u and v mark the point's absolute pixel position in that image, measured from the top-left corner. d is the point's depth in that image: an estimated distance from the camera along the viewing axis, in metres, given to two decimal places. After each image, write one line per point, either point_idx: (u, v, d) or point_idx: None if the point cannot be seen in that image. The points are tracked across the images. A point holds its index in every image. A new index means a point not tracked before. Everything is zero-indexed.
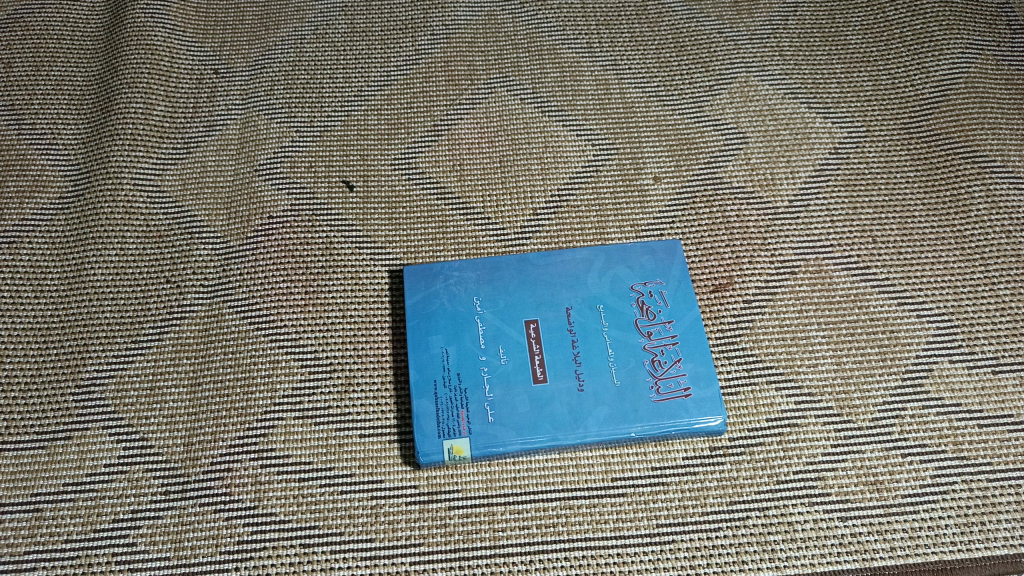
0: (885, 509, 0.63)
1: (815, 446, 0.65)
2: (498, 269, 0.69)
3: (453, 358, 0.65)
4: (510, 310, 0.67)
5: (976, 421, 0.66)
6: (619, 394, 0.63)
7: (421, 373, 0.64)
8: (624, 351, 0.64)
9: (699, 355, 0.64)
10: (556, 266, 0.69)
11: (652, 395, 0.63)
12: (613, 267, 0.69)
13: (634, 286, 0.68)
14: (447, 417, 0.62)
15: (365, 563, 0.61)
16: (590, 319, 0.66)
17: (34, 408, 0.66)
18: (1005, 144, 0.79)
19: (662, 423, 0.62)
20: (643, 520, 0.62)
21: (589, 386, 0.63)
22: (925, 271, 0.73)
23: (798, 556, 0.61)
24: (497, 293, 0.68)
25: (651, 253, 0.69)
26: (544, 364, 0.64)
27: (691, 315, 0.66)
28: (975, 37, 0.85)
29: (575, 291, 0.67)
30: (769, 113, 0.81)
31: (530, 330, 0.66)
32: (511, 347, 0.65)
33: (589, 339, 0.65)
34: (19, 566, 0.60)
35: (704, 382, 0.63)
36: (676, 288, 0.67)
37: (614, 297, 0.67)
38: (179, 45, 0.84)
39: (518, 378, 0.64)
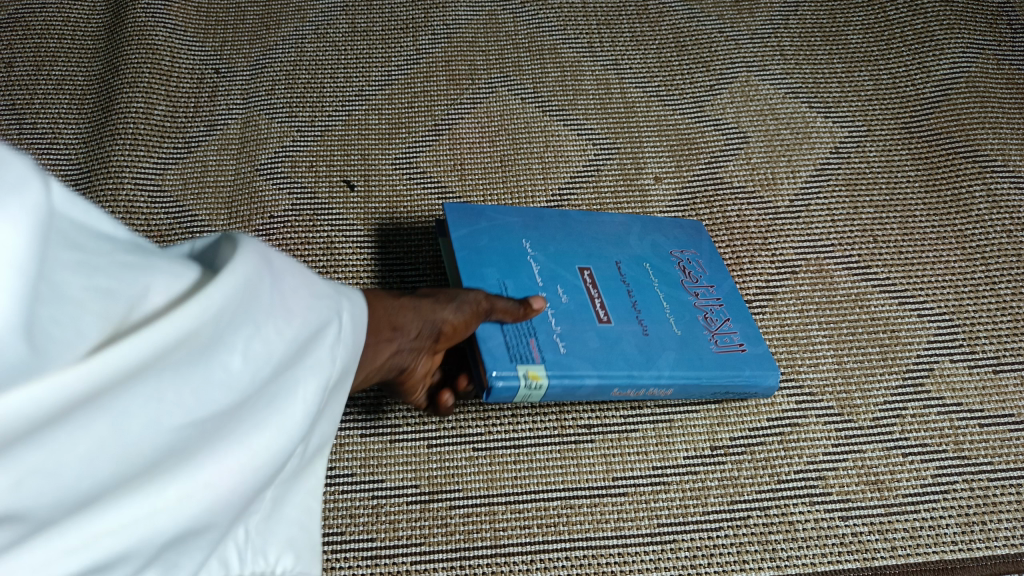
0: (885, 509, 0.63)
1: (816, 445, 0.65)
2: (541, 223, 0.68)
3: (512, 291, 0.62)
4: (560, 257, 0.65)
5: (976, 421, 0.66)
6: (682, 340, 0.62)
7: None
8: (680, 305, 0.65)
9: (743, 315, 0.65)
10: (597, 226, 0.69)
11: (711, 346, 0.62)
12: (648, 234, 0.70)
13: (673, 251, 0.69)
14: (517, 346, 0.58)
15: (365, 562, 0.60)
16: (639, 274, 0.66)
17: None
18: (1005, 144, 0.79)
19: (724, 373, 0.61)
20: (644, 520, 0.62)
21: (654, 330, 0.62)
22: (925, 271, 0.73)
23: (799, 555, 0.61)
24: (545, 242, 0.66)
25: (679, 227, 0.71)
26: (606, 305, 0.63)
27: (727, 284, 0.68)
28: (976, 37, 0.85)
29: (620, 248, 0.68)
30: (769, 113, 0.81)
31: (585, 277, 0.64)
32: (569, 288, 0.63)
33: (642, 292, 0.65)
34: None
35: (754, 341, 0.64)
36: (709, 256, 0.69)
37: (658, 257, 0.68)
38: (180, 45, 0.84)
39: (584, 315, 0.61)
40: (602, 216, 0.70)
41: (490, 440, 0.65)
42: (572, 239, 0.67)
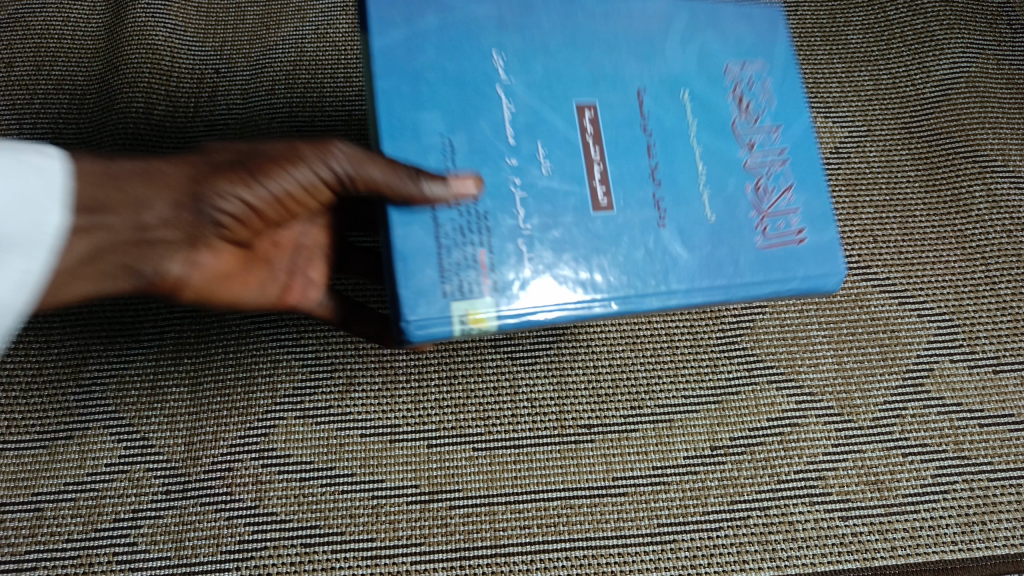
0: (886, 509, 0.63)
1: (816, 445, 0.65)
2: (550, 38, 0.52)
3: (462, 147, 0.49)
4: (558, 102, 0.51)
5: (977, 421, 0.66)
6: (715, 231, 0.50)
7: (423, 141, 0.48)
8: (716, 166, 0.52)
9: (811, 180, 0.53)
10: (616, 15, 0.54)
11: (756, 238, 0.50)
12: (699, 35, 0.54)
13: (729, 66, 0.54)
14: (454, 263, 0.46)
15: (365, 562, 0.61)
16: (676, 84, 0.53)
17: (35, 407, 0.65)
18: (1005, 145, 0.80)
19: (772, 274, 0.50)
20: (644, 520, 0.62)
21: (673, 221, 0.50)
22: (925, 271, 0.73)
23: (799, 555, 0.62)
24: (549, 78, 0.51)
25: (749, 22, 0.56)
26: (609, 187, 0.50)
27: (796, 111, 0.54)
28: (976, 37, 0.85)
29: (648, 63, 0.53)
30: None
31: (586, 138, 0.50)
32: (556, 156, 0.50)
33: (677, 148, 0.51)
34: (19, 566, 0.60)
35: (821, 223, 0.52)
36: (781, 81, 0.54)
37: (704, 82, 0.53)
38: (180, 45, 0.84)
39: (576, 198, 0.49)
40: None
41: (490, 440, 0.64)
42: (590, 84, 0.52)
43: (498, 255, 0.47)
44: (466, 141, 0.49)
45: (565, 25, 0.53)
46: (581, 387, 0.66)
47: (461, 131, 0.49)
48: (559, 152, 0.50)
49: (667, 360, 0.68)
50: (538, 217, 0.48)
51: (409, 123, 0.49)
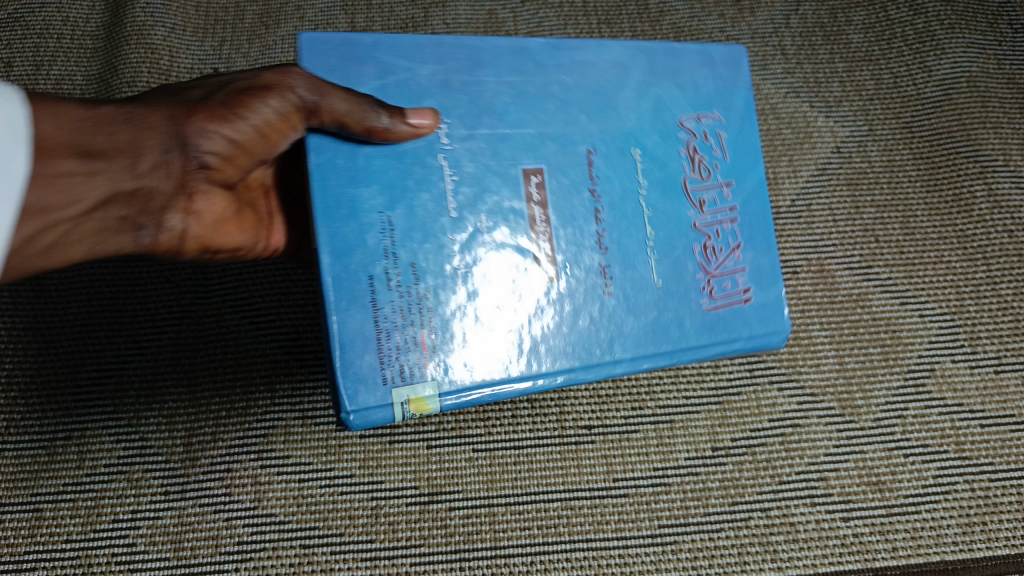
0: (888, 510, 0.63)
1: (818, 446, 0.65)
2: (499, 100, 0.47)
3: (401, 221, 0.44)
4: (506, 169, 0.46)
5: (978, 421, 0.66)
6: (661, 295, 0.49)
7: (358, 219, 0.43)
8: (666, 228, 0.49)
9: (760, 240, 0.52)
10: (571, 69, 0.49)
11: (701, 301, 0.50)
12: (655, 83, 0.51)
13: (683, 120, 0.52)
14: (397, 350, 0.43)
15: (365, 563, 0.61)
16: (630, 142, 0.50)
17: (33, 408, 0.64)
18: (1007, 144, 0.79)
19: (714, 338, 0.50)
20: (645, 520, 0.62)
21: (619, 287, 0.48)
22: (927, 271, 0.72)
23: (801, 556, 0.61)
24: (506, 132, 0.47)
25: (709, 66, 0.53)
26: (558, 261, 0.47)
27: (751, 156, 0.53)
28: (978, 37, 0.85)
29: (603, 118, 0.49)
30: (771, 112, 0.81)
31: (532, 209, 0.46)
32: (506, 230, 0.46)
33: (627, 208, 0.49)
34: (19, 566, 0.60)
35: (767, 278, 0.52)
36: (734, 134, 0.53)
37: (655, 135, 0.50)
38: (179, 45, 0.83)
39: (527, 268, 0.46)
40: (590, 43, 0.50)
41: (490, 441, 0.64)
42: (535, 147, 0.47)
43: (440, 337, 0.43)
44: (406, 220, 0.44)
45: (515, 82, 0.48)
46: (582, 388, 0.66)
47: (401, 208, 0.44)
48: (510, 219, 0.46)
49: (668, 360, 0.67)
50: (488, 292, 0.45)
51: (344, 199, 0.43)
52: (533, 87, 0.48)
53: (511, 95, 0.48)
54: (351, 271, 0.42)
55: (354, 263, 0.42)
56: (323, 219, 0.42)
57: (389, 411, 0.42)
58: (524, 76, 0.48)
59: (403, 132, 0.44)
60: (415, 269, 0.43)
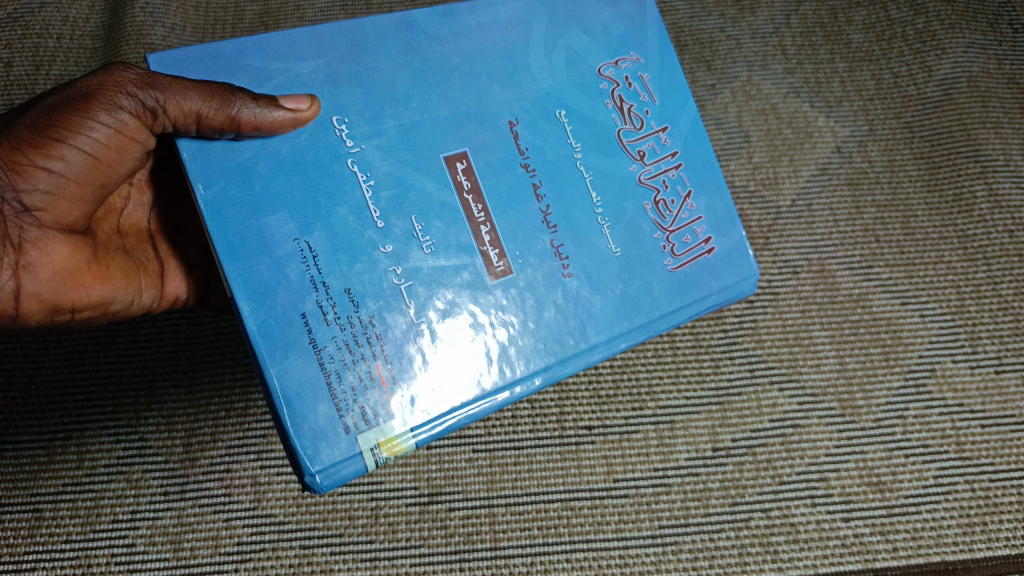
0: (888, 510, 0.63)
1: (818, 447, 0.65)
2: (399, 85, 0.47)
3: (322, 242, 0.43)
4: (422, 160, 0.45)
5: (979, 421, 0.66)
6: (624, 263, 0.47)
7: (273, 253, 0.43)
8: (612, 190, 0.48)
9: (710, 180, 0.51)
10: (466, 36, 0.48)
11: (665, 260, 0.48)
12: (561, 33, 0.50)
13: (601, 70, 0.51)
14: (348, 386, 0.42)
15: (365, 564, 0.61)
16: (551, 102, 0.49)
17: (34, 408, 0.64)
18: (1007, 144, 0.79)
19: (684, 295, 0.48)
20: (645, 521, 0.62)
21: (577, 266, 0.46)
22: (927, 271, 0.72)
23: (801, 557, 0.61)
24: (416, 121, 0.46)
25: (615, 8, 0.52)
26: (502, 249, 0.45)
27: (680, 96, 0.52)
28: (978, 37, 0.85)
29: (516, 85, 0.48)
30: (771, 112, 0.81)
31: (465, 199, 0.45)
32: (434, 230, 0.45)
33: (565, 182, 0.48)
34: (19, 566, 0.60)
35: (725, 223, 0.50)
36: (658, 74, 0.52)
37: (577, 93, 0.50)
38: (179, 45, 0.83)
39: (467, 267, 0.45)
40: (481, 4, 0.49)
41: (490, 442, 0.64)
42: (453, 129, 0.47)
43: (396, 363, 0.43)
44: (326, 240, 0.43)
45: (411, 62, 0.47)
46: (583, 388, 0.65)
47: (318, 229, 0.43)
48: (437, 221, 0.45)
49: (668, 361, 0.67)
50: (432, 305, 0.44)
51: (251, 234, 0.43)
52: (431, 68, 0.47)
53: (412, 78, 0.47)
54: (279, 314, 0.42)
55: (277, 303, 0.42)
56: (232, 263, 0.42)
57: (361, 461, 0.42)
58: (424, 60, 0.47)
59: (275, 118, 0.43)
60: (351, 295, 0.43)
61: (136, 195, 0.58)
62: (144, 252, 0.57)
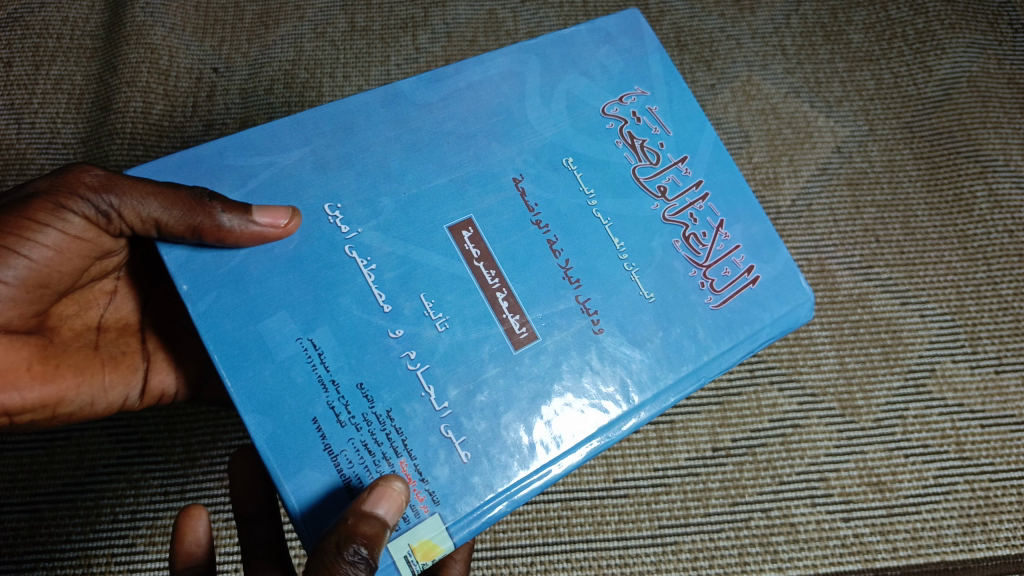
0: (888, 510, 0.63)
1: (818, 447, 0.65)
2: (392, 161, 0.46)
3: (327, 335, 0.41)
4: (426, 235, 0.44)
5: (979, 421, 0.66)
6: (660, 308, 0.44)
7: (276, 358, 0.41)
8: (637, 234, 0.46)
9: (740, 204, 0.48)
10: (457, 99, 0.48)
11: (705, 298, 0.45)
12: (557, 80, 0.50)
13: (605, 109, 0.49)
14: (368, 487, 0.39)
15: None
16: (558, 152, 0.47)
17: None
18: (1007, 144, 0.79)
19: (734, 332, 0.44)
20: (645, 521, 0.62)
21: (608, 320, 0.43)
22: (927, 272, 0.72)
23: (801, 557, 0.61)
24: (412, 193, 0.45)
25: (610, 43, 0.51)
26: (523, 314, 0.43)
27: (695, 123, 0.50)
28: (978, 37, 0.85)
29: (515, 140, 0.47)
30: (771, 112, 0.81)
31: (475, 265, 0.43)
32: (446, 304, 0.42)
33: (583, 234, 0.45)
34: (18, 566, 0.60)
35: (765, 249, 0.47)
36: (669, 103, 0.50)
37: (581, 137, 0.48)
38: (179, 45, 0.83)
39: (488, 341, 0.42)
40: (469, 64, 0.49)
41: None
42: (455, 196, 0.45)
43: (421, 459, 0.40)
44: (330, 334, 0.41)
45: (401, 136, 0.46)
46: None
47: (321, 323, 0.41)
48: (448, 295, 0.43)
49: None
50: (452, 388, 0.41)
51: (250, 342, 0.41)
52: (422, 140, 0.46)
53: (401, 149, 0.46)
54: (291, 422, 0.40)
55: (286, 410, 0.40)
56: (232, 376, 0.40)
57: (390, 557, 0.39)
58: (414, 133, 0.47)
59: (246, 233, 0.42)
60: (363, 390, 0.40)
61: (120, 291, 0.56)
62: (122, 347, 0.56)
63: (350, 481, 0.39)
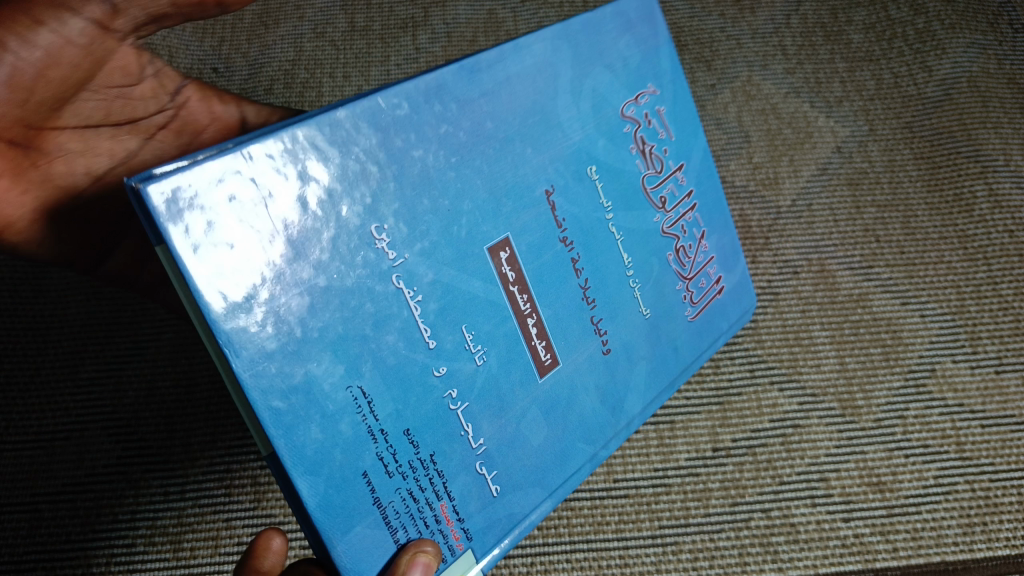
0: (888, 510, 0.62)
1: (818, 447, 0.64)
2: (438, 169, 0.40)
3: (369, 381, 0.38)
4: (468, 257, 0.41)
5: (979, 421, 0.66)
6: (651, 326, 0.51)
7: (323, 417, 0.37)
8: (642, 252, 0.50)
9: (718, 217, 0.56)
10: (500, 95, 0.43)
11: (687, 311, 0.53)
12: (586, 73, 0.47)
13: (623, 110, 0.50)
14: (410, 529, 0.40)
15: None
16: (583, 160, 0.47)
17: (34, 408, 0.64)
18: (1007, 144, 0.79)
19: (702, 335, 0.54)
20: (645, 521, 0.62)
21: (614, 340, 0.49)
22: (928, 272, 0.72)
23: (800, 557, 0.61)
24: (454, 204, 0.41)
25: (628, 32, 0.50)
26: (549, 341, 0.45)
27: (690, 130, 0.54)
28: (979, 36, 0.85)
29: (549, 145, 0.45)
30: (771, 112, 0.81)
31: (510, 290, 0.43)
32: (483, 336, 0.42)
33: (603, 254, 0.48)
34: (18, 566, 0.59)
35: (731, 259, 0.56)
36: (673, 105, 0.53)
37: (603, 142, 0.48)
38: (178, 44, 0.83)
39: (517, 371, 0.44)
40: (509, 49, 0.43)
41: None
42: (494, 212, 0.43)
43: (458, 498, 0.42)
44: (375, 374, 0.38)
45: (447, 137, 0.41)
46: None
47: (366, 364, 0.38)
48: (487, 325, 0.42)
49: None
50: (484, 424, 0.43)
51: (299, 402, 0.36)
52: (466, 139, 0.42)
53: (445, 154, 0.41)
54: (343, 480, 0.38)
55: (332, 470, 0.37)
56: (285, 437, 0.36)
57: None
58: (456, 130, 0.41)
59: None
60: (408, 435, 0.40)
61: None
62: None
63: (395, 536, 0.40)
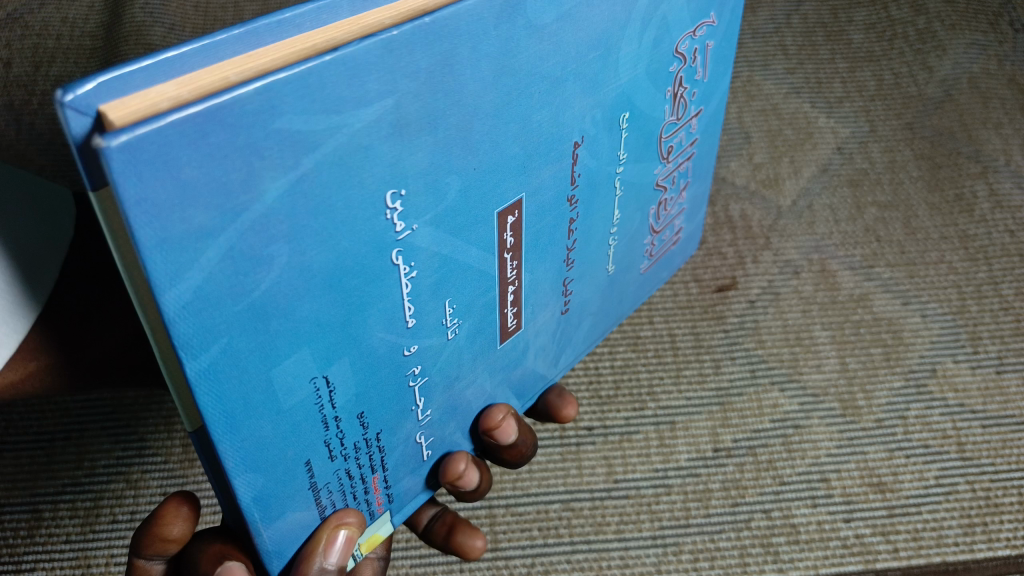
0: (890, 511, 0.61)
1: (819, 447, 0.64)
2: (479, 117, 0.36)
3: (350, 373, 0.38)
4: (473, 227, 0.39)
5: (980, 421, 0.65)
6: (612, 279, 0.56)
7: (279, 409, 0.35)
8: (631, 196, 0.52)
9: (702, 176, 0.59)
10: (571, 25, 0.38)
11: (645, 264, 0.60)
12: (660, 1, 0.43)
13: (679, 47, 0.47)
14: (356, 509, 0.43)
15: None
16: (622, 106, 0.45)
17: (34, 409, 0.66)
18: (1008, 143, 0.79)
19: (655, 283, 0.63)
20: (646, 522, 0.61)
21: (578, 293, 0.53)
22: (929, 272, 0.72)
23: (801, 558, 0.59)
24: (477, 147, 0.37)
25: None
26: (519, 309, 0.47)
27: (721, 71, 0.53)
28: (978, 37, 0.86)
29: (595, 90, 0.42)
30: (772, 112, 0.81)
31: (504, 256, 0.43)
32: (461, 311, 0.42)
33: (597, 211, 0.49)
34: (18, 567, 0.58)
35: (697, 211, 0.62)
36: (719, 50, 0.51)
37: (646, 86, 0.46)
38: (179, 44, 0.83)
39: (482, 342, 0.46)
40: None
41: None
42: (522, 168, 0.40)
43: (390, 470, 0.44)
44: (347, 367, 0.37)
45: (499, 77, 0.36)
46: (582, 390, 0.67)
47: (341, 357, 0.37)
48: (470, 297, 0.42)
49: (669, 362, 0.69)
50: (437, 397, 0.45)
51: (256, 393, 0.34)
52: (496, 74, 0.35)
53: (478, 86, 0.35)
54: (286, 469, 0.37)
55: (282, 460, 0.37)
56: (229, 440, 0.34)
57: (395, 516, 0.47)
58: (495, 62, 0.35)
59: None
60: (360, 417, 0.40)
61: None
62: None
63: (321, 511, 0.40)
